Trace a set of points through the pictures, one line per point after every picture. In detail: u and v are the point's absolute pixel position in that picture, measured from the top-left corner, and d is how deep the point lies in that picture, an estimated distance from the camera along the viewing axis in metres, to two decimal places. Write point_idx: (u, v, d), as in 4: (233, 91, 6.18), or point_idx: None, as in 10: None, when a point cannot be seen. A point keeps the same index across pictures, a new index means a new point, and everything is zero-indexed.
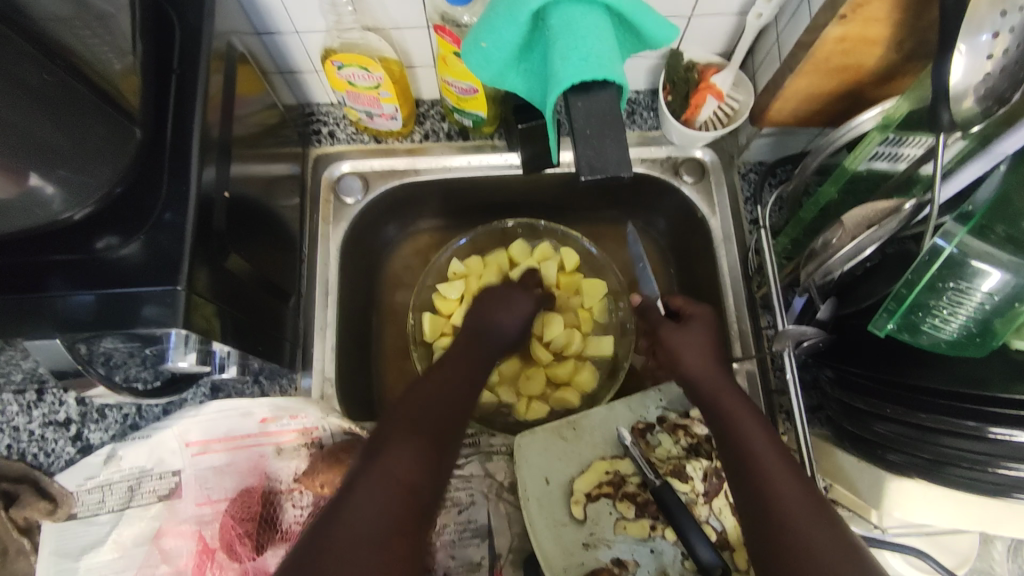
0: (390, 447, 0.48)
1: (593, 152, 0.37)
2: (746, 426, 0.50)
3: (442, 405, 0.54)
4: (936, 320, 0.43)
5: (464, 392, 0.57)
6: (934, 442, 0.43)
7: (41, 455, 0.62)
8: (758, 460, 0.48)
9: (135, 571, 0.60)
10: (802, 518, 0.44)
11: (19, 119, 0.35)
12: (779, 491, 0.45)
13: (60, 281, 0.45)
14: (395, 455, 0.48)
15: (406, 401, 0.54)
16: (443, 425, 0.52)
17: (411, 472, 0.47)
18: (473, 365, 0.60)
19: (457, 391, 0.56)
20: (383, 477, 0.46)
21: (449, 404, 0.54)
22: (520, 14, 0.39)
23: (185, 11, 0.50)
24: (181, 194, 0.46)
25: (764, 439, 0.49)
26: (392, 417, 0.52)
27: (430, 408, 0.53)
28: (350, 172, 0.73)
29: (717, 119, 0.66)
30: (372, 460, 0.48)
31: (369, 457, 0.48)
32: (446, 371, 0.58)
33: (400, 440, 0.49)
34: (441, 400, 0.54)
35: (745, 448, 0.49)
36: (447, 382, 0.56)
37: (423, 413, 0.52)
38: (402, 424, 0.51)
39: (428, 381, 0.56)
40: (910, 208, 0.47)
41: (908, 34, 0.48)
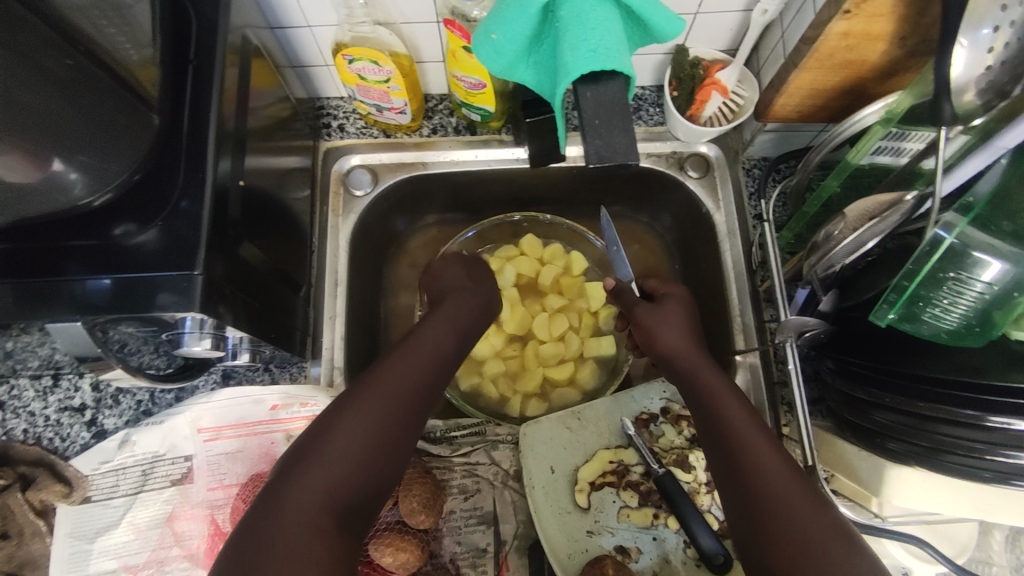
0: (335, 430, 0.47)
1: (602, 142, 0.38)
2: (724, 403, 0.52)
3: (396, 395, 0.50)
4: (937, 310, 0.44)
5: (428, 378, 0.53)
6: (932, 430, 0.44)
7: (56, 440, 0.63)
8: (740, 441, 0.49)
9: (149, 553, 0.61)
10: (781, 491, 0.45)
11: (44, 106, 0.36)
12: (760, 470, 0.46)
13: (80, 266, 0.46)
14: (325, 458, 0.45)
15: (359, 387, 0.50)
16: (394, 420, 0.49)
17: (336, 480, 0.45)
18: (448, 344, 0.56)
19: (420, 378, 0.52)
20: (303, 484, 0.44)
21: (405, 393, 0.50)
22: (531, 7, 0.40)
23: (201, 5, 0.51)
24: (198, 183, 0.47)
25: (744, 417, 0.50)
26: (340, 403, 0.49)
27: (382, 399, 0.49)
28: (359, 165, 0.74)
29: (722, 114, 0.67)
30: (302, 459, 0.45)
31: (303, 452, 0.46)
32: (413, 352, 0.53)
33: (336, 441, 0.46)
34: (398, 387, 0.50)
35: (725, 425, 0.50)
36: (413, 361, 0.53)
37: (372, 406, 0.48)
38: (344, 419, 0.47)
39: (391, 363, 0.52)
40: (912, 201, 0.48)
41: (911, 30, 0.49)
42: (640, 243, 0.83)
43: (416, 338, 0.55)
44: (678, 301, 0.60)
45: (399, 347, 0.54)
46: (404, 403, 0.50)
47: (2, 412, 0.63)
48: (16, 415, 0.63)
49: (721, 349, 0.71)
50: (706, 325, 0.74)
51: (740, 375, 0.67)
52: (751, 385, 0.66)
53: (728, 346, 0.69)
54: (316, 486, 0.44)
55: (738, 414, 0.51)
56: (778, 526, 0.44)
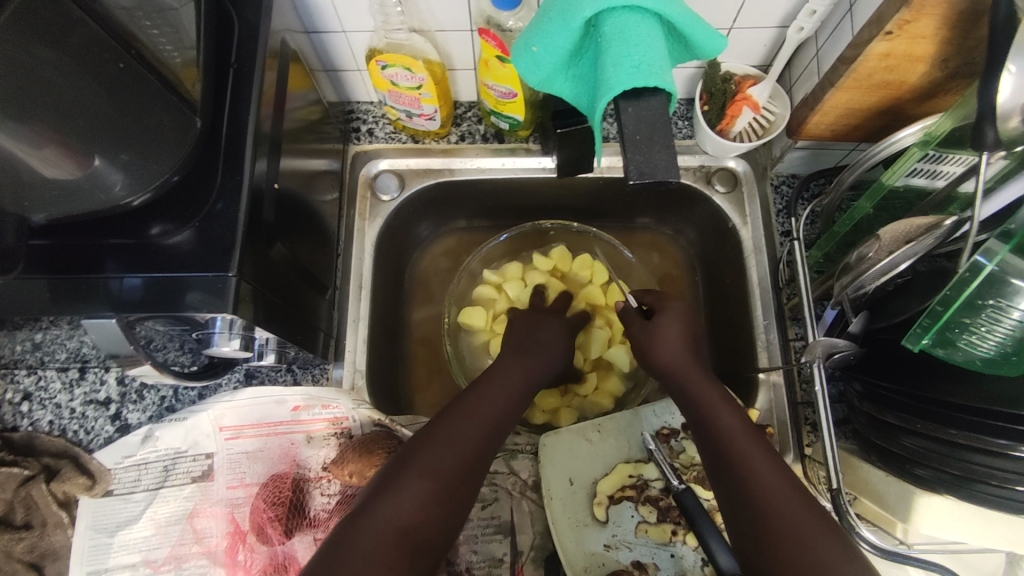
0: (404, 475, 0.47)
1: (642, 157, 0.38)
2: (714, 414, 0.52)
3: (477, 432, 0.52)
4: (973, 337, 0.43)
5: (507, 415, 0.55)
6: (964, 458, 0.43)
7: (81, 432, 0.64)
8: (736, 449, 0.49)
9: (169, 548, 0.61)
10: (776, 499, 0.45)
11: (90, 106, 0.37)
12: (756, 478, 0.47)
13: (117, 263, 0.47)
14: (409, 487, 0.47)
15: (439, 423, 0.52)
16: (473, 458, 0.50)
17: (418, 511, 0.46)
18: (514, 378, 0.58)
19: (497, 416, 0.54)
20: (387, 515, 0.45)
21: (483, 430, 0.52)
22: (574, 20, 0.40)
23: (244, 9, 0.52)
24: (235, 184, 0.48)
25: (736, 427, 0.51)
26: (414, 446, 0.50)
27: (464, 435, 0.51)
28: (387, 169, 0.75)
29: (752, 130, 0.66)
30: (384, 490, 0.47)
31: (384, 483, 0.47)
32: (486, 397, 0.54)
33: (418, 473, 0.47)
34: (479, 425, 0.52)
35: (720, 436, 0.50)
36: (483, 402, 0.54)
37: (453, 443, 0.50)
38: (428, 454, 0.49)
39: (470, 401, 0.54)
40: (949, 225, 0.47)
41: (953, 53, 0.48)
42: (662, 256, 0.83)
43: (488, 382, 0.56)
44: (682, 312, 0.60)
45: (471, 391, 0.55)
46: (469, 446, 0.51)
47: (29, 404, 0.64)
48: (42, 407, 0.64)
49: (743, 365, 0.70)
50: (729, 341, 0.74)
51: (762, 394, 0.66)
52: (774, 404, 0.65)
53: (751, 363, 0.69)
54: (399, 518, 0.45)
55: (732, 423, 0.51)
56: (771, 525, 0.44)
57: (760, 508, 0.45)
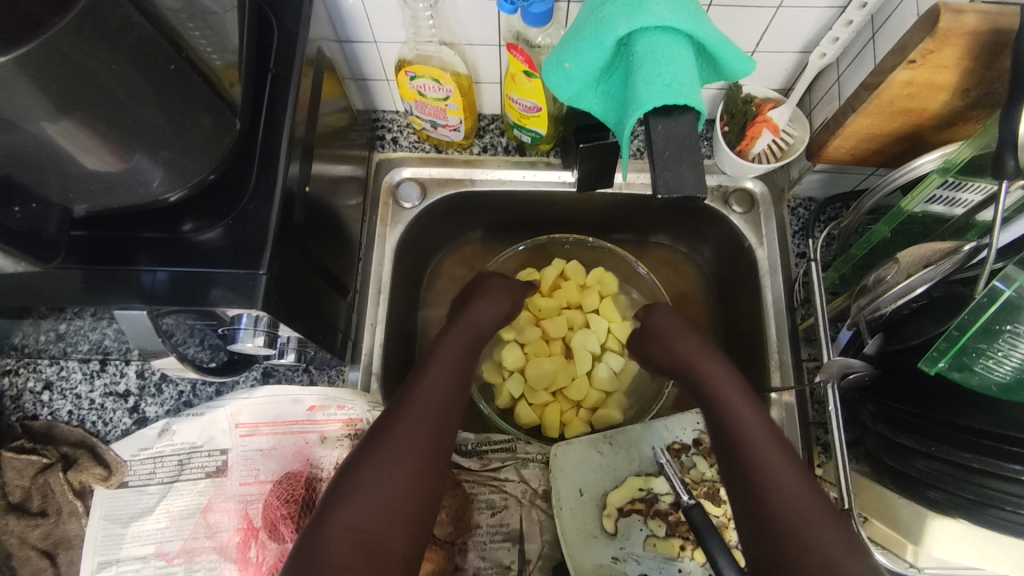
0: (362, 470, 0.50)
1: (670, 174, 0.39)
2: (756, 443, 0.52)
3: (427, 427, 0.54)
4: (989, 362, 0.43)
5: (454, 407, 0.57)
6: (979, 483, 0.44)
7: (99, 423, 0.65)
8: (748, 441, 0.52)
9: (182, 542, 0.62)
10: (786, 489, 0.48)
11: (138, 107, 0.38)
12: (767, 467, 0.50)
13: (149, 257, 0.48)
14: (366, 486, 0.49)
15: (385, 424, 0.54)
16: (424, 445, 0.53)
17: (376, 506, 0.48)
18: (458, 374, 0.60)
19: (444, 410, 0.56)
20: (342, 515, 0.47)
21: (433, 423, 0.54)
22: (607, 39, 0.41)
23: (284, 16, 0.54)
24: (269, 186, 0.50)
25: (790, 474, 0.49)
26: (370, 440, 0.53)
27: (416, 432, 0.53)
28: (410, 177, 0.76)
29: (772, 152, 0.67)
30: (341, 489, 0.49)
31: (338, 487, 0.49)
32: (432, 384, 0.57)
33: (374, 465, 0.50)
34: (427, 414, 0.55)
35: (747, 446, 0.52)
36: (434, 389, 0.57)
37: (407, 441, 0.52)
38: (380, 449, 0.51)
39: (416, 394, 0.56)
40: (967, 251, 0.47)
41: (975, 83, 0.49)
42: (677, 272, 0.84)
43: (434, 367, 0.59)
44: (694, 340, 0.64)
45: (418, 378, 0.58)
46: (424, 435, 0.53)
47: (50, 393, 0.66)
48: (62, 397, 0.66)
49: (756, 383, 0.71)
50: (742, 359, 0.74)
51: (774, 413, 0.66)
52: (787, 422, 0.65)
53: (764, 382, 0.69)
54: (359, 518, 0.47)
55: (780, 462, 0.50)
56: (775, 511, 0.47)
57: (767, 497, 0.48)
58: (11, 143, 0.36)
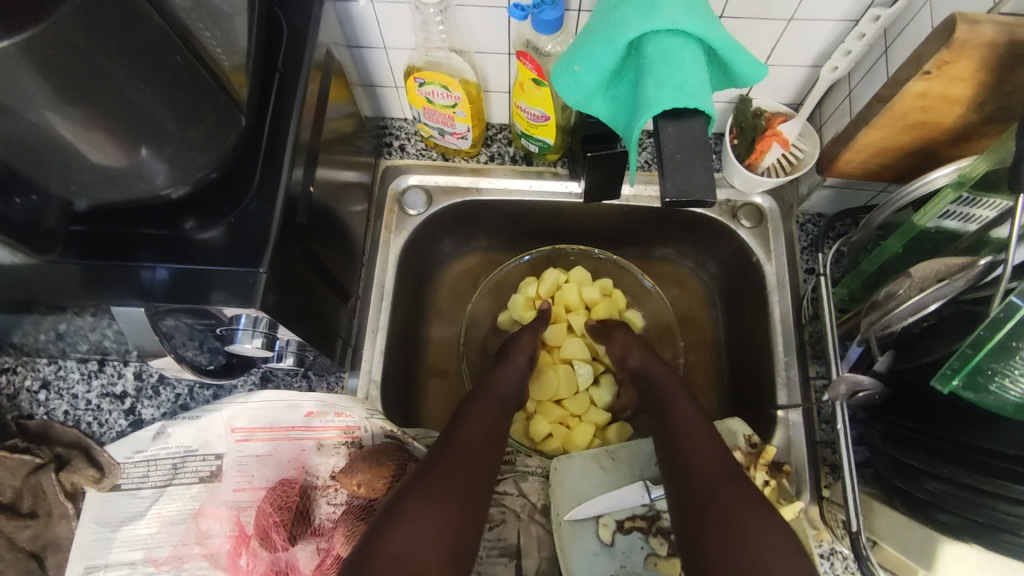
0: (411, 503, 0.49)
1: (681, 176, 0.39)
2: (693, 439, 0.56)
3: (468, 466, 0.53)
4: (1006, 380, 0.42)
5: (490, 449, 0.57)
6: (992, 506, 0.42)
7: (95, 424, 0.64)
8: (682, 431, 0.57)
9: (172, 548, 0.61)
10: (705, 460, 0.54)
11: (144, 102, 0.38)
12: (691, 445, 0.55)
13: (149, 253, 0.47)
14: (413, 515, 0.48)
15: (432, 460, 0.53)
16: (469, 484, 0.52)
17: (424, 538, 0.47)
18: (494, 421, 0.60)
19: (481, 455, 0.56)
20: (390, 543, 0.46)
21: (472, 463, 0.54)
22: (618, 42, 0.41)
23: (295, 19, 0.54)
24: (271, 187, 0.49)
25: (714, 455, 0.54)
26: (417, 476, 0.52)
27: (457, 469, 0.53)
28: (416, 184, 0.75)
29: (780, 166, 0.66)
30: (389, 518, 0.48)
31: (386, 516, 0.48)
32: (472, 428, 0.58)
33: (423, 498, 0.49)
34: (470, 455, 0.55)
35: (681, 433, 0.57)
36: (475, 433, 0.57)
37: (451, 476, 0.52)
38: (429, 484, 0.51)
39: (460, 435, 0.56)
40: (982, 266, 0.46)
41: (989, 96, 0.49)
42: (682, 287, 0.83)
43: (473, 412, 0.60)
44: (677, 386, 0.63)
45: (458, 423, 0.58)
46: (469, 473, 0.53)
47: (47, 392, 0.65)
48: (59, 397, 0.65)
49: (762, 401, 0.69)
50: (747, 376, 0.73)
51: (779, 432, 0.65)
52: (792, 441, 0.64)
53: (770, 400, 0.68)
54: (408, 548, 0.46)
55: (767, 527, 0.48)
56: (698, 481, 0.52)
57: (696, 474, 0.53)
58: (8, 129, 0.35)
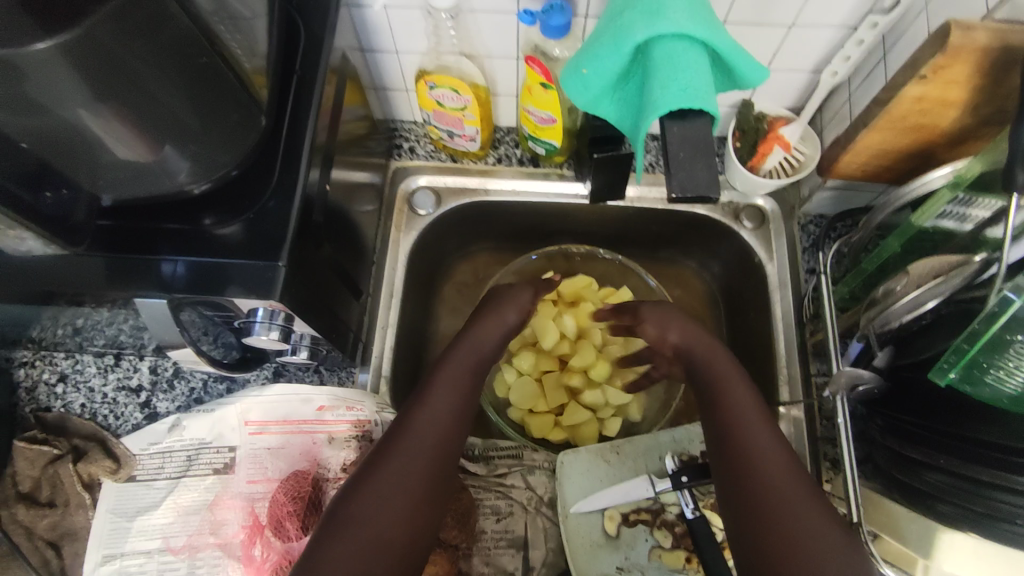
0: (358, 506, 0.47)
1: (685, 174, 0.40)
2: (745, 428, 0.51)
3: (427, 458, 0.50)
4: (1001, 373, 0.43)
5: (455, 431, 0.54)
6: (990, 496, 0.44)
7: (110, 417, 0.66)
8: (733, 421, 0.51)
9: (187, 537, 0.62)
10: (761, 453, 0.49)
11: (169, 100, 0.40)
12: (746, 437, 0.50)
13: (171, 247, 0.49)
14: (362, 510, 0.46)
15: (384, 452, 0.50)
16: (424, 478, 0.50)
17: (369, 546, 0.45)
18: (465, 397, 0.56)
19: (442, 441, 0.52)
20: (334, 555, 0.44)
21: (432, 453, 0.51)
22: (625, 45, 0.43)
23: (312, 23, 0.56)
24: (289, 185, 0.51)
25: (770, 447, 0.49)
26: (366, 470, 0.49)
27: (413, 464, 0.50)
28: (424, 187, 0.77)
29: (782, 169, 0.68)
30: (335, 524, 0.46)
31: (332, 521, 0.46)
32: (434, 409, 0.53)
33: (371, 500, 0.47)
34: (429, 444, 0.51)
35: (732, 420, 0.52)
36: (440, 415, 0.53)
37: (404, 472, 0.49)
38: (378, 482, 0.48)
39: (420, 419, 0.52)
40: (978, 263, 0.48)
41: (984, 99, 0.50)
42: (686, 288, 0.84)
43: (437, 387, 0.55)
44: (724, 359, 0.56)
45: (419, 401, 0.54)
46: (424, 466, 0.50)
47: (64, 386, 0.67)
48: (75, 390, 0.67)
49: (764, 398, 0.71)
50: (749, 374, 0.75)
51: (782, 428, 0.66)
52: (794, 437, 0.65)
53: (772, 397, 0.69)
54: (352, 559, 0.44)
55: (813, 522, 0.45)
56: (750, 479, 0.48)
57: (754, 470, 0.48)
58: (43, 125, 0.37)
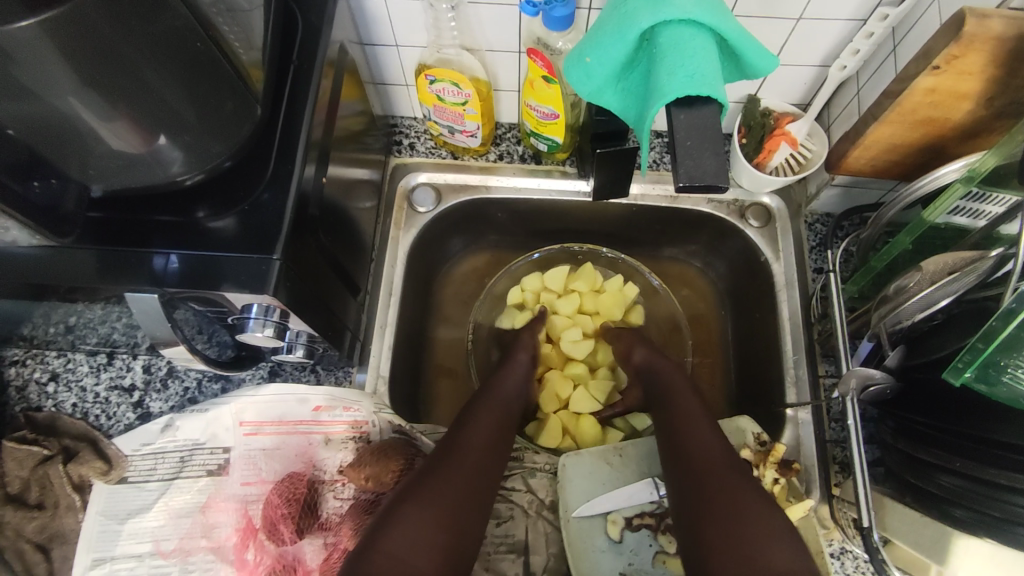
0: (411, 503, 0.49)
1: (693, 163, 0.39)
2: (693, 432, 0.56)
3: (473, 467, 0.53)
4: (1018, 371, 0.41)
5: (497, 451, 0.57)
6: (1007, 500, 0.42)
7: (102, 417, 0.65)
8: (684, 429, 0.57)
9: (179, 540, 0.61)
10: (706, 455, 0.54)
11: (162, 87, 0.38)
12: (694, 441, 0.56)
13: (163, 241, 0.48)
14: (409, 525, 0.47)
15: (437, 460, 0.53)
16: (471, 486, 0.52)
17: (421, 539, 0.47)
18: (505, 425, 0.60)
19: (487, 456, 0.55)
20: (388, 544, 0.46)
21: (478, 464, 0.54)
22: (629, 33, 0.41)
23: (311, 15, 0.55)
24: (285, 179, 0.50)
25: (715, 450, 0.54)
26: (417, 477, 0.52)
27: (462, 471, 0.52)
28: (424, 183, 0.76)
29: (789, 165, 0.67)
30: (388, 518, 0.48)
31: (387, 516, 0.48)
32: (480, 430, 0.57)
33: (423, 498, 0.49)
34: (476, 458, 0.54)
35: (677, 426, 0.58)
36: (484, 434, 0.57)
37: (452, 477, 0.52)
38: (430, 484, 0.50)
39: (467, 435, 0.56)
40: (993, 260, 0.46)
41: (998, 91, 0.49)
42: (689, 288, 0.83)
43: (480, 412, 0.59)
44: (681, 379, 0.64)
45: (464, 423, 0.58)
46: (473, 475, 0.53)
47: (55, 385, 0.65)
48: (67, 389, 0.65)
49: (770, 400, 0.69)
50: (755, 376, 0.73)
51: (789, 430, 0.65)
52: (801, 440, 0.64)
53: (779, 398, 0.67)
54: (403, 548, 0.46)
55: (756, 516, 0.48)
56: (702, 477, 0.52)
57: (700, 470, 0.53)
58: (30, 111, 0.36)
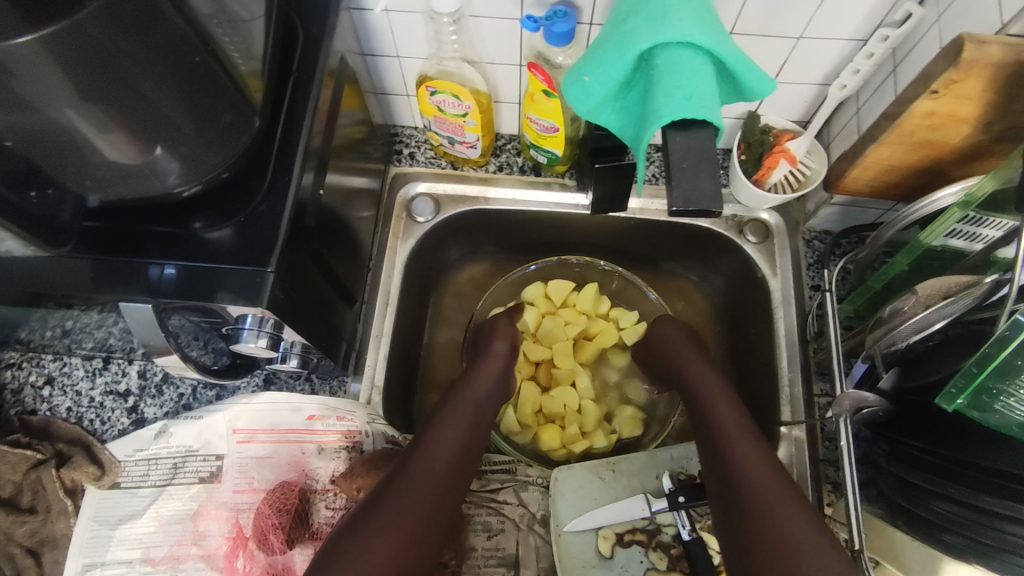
0: (354, 542, 0.48)
1: (688, 185, 0.39)
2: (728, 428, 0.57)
3: (427, 492, 0.52)
4: (1011, 400, 0.41)
5: (458, 468, 0.56)
6: (1000, 528, 0.42)
7: (96, 422, 0.64)
8: (719, 426, 0.57)
9: (169, 548, 0.61)
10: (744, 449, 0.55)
11: (161, 100, 0.38)
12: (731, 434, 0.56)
13: (159, 250, 0.48)
14: (354, 563, 0.47)
15: (387, 486, 0.52)
16: (422, 514, 0.51)
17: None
18: (471, 433, 0.59)
19: (445, 477, 0.54)
20: None
21: (432, 490, 0.53)
22: (628, 53, 0.42)
23: (312, 27, 0.55)
24: (281, 192, 0.50)
25: (749, 442, 0.55)
26: (366, 505, 0.51)
27: (413, 500, 0.51)
28: (423, 193, 0.76)
29: (787, 183, 0.66)
30: (331, 559, 0.48)
31: (330, 554, 0.48)
32: (439, 447, 0.56)
33: (368, 535, 0.49)
34: (430, 481, 0.53)
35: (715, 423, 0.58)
36: (441, 452, 0.56)
37: (402, 507, 0.51)
38: (375, 518, 0.50)
39: (423, 454, 0.55)
40: (988, 285, 0.46)
41: (997, 116, 0.49)
42: (686, 302, 0.83)
43: (443, 423, 0.58)
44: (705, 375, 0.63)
45: (423, 439, 0.57)
46: (425, 502, 0.52)
47: (51, 389, 0.65)
48: (62, 393, 0.65)
49: (765, 417, 0.69)
50: (750, 392, 0.73)
51: (782, 448, 0.65)
52: (794, 458, 0.64)
53: (773, 416, 0.67)
54: None
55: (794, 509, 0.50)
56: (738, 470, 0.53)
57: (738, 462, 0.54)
58: (26, 122, 0.36)
